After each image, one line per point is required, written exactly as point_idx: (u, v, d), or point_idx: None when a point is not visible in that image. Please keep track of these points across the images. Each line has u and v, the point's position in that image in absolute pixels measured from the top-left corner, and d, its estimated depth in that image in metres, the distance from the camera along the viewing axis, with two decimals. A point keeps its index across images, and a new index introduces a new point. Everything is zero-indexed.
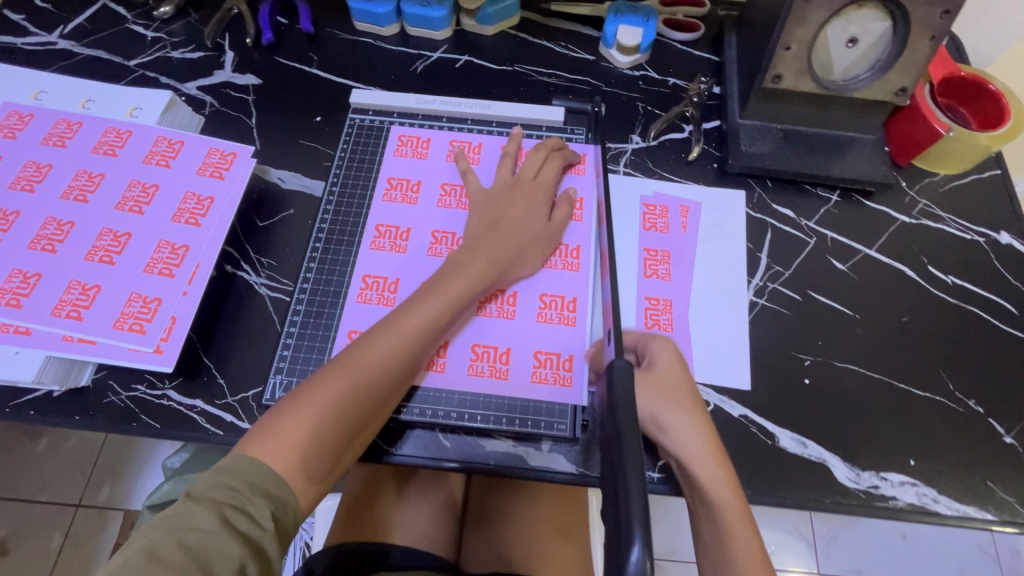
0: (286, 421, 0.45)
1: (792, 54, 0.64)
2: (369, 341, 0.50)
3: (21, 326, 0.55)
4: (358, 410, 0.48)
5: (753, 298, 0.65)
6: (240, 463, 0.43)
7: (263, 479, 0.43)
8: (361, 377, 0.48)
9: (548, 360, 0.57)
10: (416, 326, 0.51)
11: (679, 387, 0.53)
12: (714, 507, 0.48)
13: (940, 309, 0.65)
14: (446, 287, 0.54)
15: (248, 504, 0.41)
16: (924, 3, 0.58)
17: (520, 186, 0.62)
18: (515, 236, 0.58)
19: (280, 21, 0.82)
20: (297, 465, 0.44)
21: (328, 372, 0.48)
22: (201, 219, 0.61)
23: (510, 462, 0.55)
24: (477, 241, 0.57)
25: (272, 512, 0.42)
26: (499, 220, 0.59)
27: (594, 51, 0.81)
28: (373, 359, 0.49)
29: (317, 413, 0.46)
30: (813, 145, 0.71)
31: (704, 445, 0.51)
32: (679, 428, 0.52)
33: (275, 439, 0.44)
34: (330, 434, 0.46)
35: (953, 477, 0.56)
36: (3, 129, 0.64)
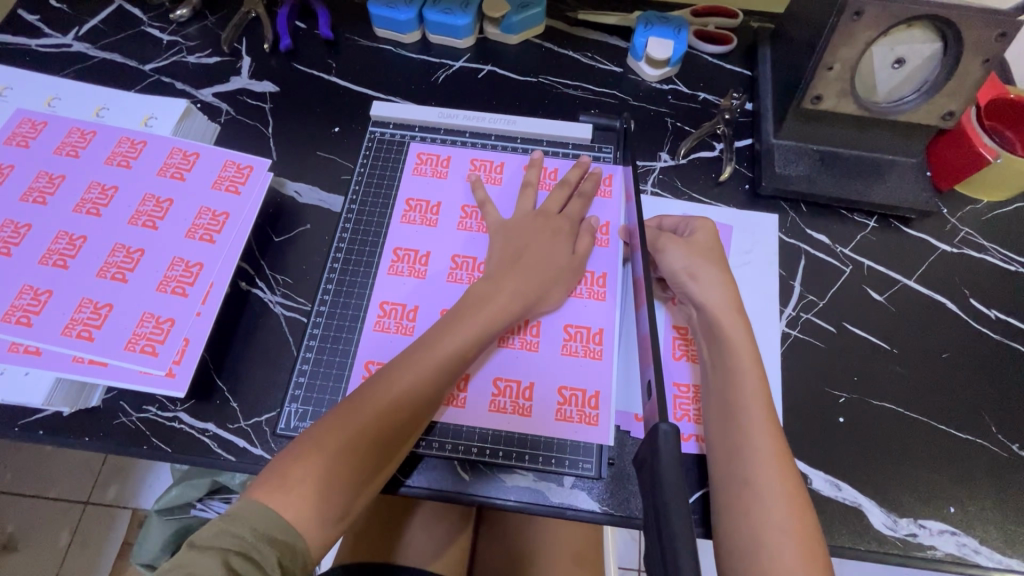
0: (294, 468, 0.43)
1: (834, 74, 0.61)
2: (385, 377, 0.49)
3: (31, 346, 0.53)
4: (372, 451, 0.46)
5: (785, 329, 0.62)
6: (249, 510, 0.41)
7: (274, 526, 0.41)
8: (377, 416, 0.46)
9: (574, 396, 0.55)
10: (435, 360, 0.50)
11: (711, 253, 0.58)
12: (731, 354, 0.52)
13: (982, 346, 0.62)
14: (466, 328, 0.51)
15: (255, 550, 0.40)
16: (979, 24, 0.55)
17: (544, 212, 0.60)
18: (540, 264, 0.56)
19: (299, 26, 0.80)
20: (306, 515, 0.42)
21: (340, 413, 0.46)
22: (216, 236, 0.60)
23: (531, 500, 0.53)
24: (502, 271, 0.55)
25: (279, 559, 0.40)
26: (524, 249, 0.57)
27: (622, 63, 0.78)
28: (391, 397, 0.47)
29: (329, 456, 0.44)
30: (851, 169, 0.68)
31: (728, 299, 0.55)
32: (707, 282, 0.56)
33: (283, 488, 0.42)
34: (342, 477, 0.44)
35: (996, 526, 0.54)
36: (15, 137, 0.63)
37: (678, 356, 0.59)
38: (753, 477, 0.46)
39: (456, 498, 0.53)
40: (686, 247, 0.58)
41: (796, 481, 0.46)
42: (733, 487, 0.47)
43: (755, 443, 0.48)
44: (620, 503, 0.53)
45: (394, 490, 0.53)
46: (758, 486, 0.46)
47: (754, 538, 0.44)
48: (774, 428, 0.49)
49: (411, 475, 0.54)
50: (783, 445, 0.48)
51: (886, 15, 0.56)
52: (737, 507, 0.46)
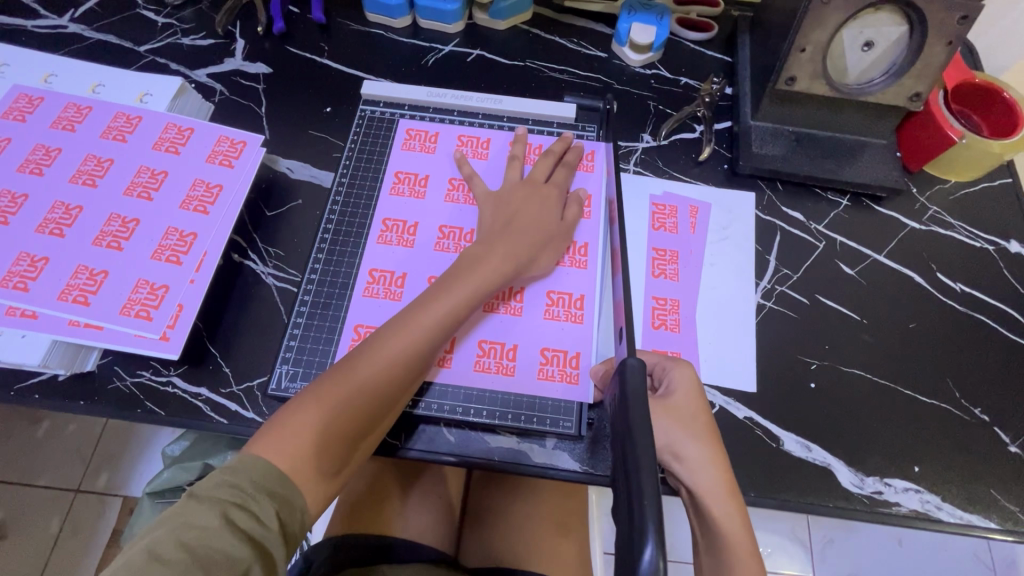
0: (290, 426, 0.45)
1: (807, 57, 0.64)
2: (379, 340, 0.50)
3: (28, 309, 0.54)
4: (367, 412, 0.48)
5: (760, 301, 0.65)
6: (245, 463, 0.43)
7: (269, 475, 0.43)
8: (367, 380, 0.48)
9: (556, 356, 0.58)
10: (426, 322, 0.51)
11: (694, 419, 0.51)
12: (725, 550, 0.47)
13: (947, 317, 0.65)
14: (457, 287, 0.53)
15: (250, 502, 0.41)
16: (942, 9, 0.58)
17: (530, 186, 0.62)
18: (529, 232, 0.58)
19: (292, 10, 0.82)
20: (306, 465, 0.44)
21: (332, 375, 0.48)
22: (210, 207, 0.61)
23: (513, 458, 0.55)
24: (491, 238, 0.57)
25: (276, 512, 0.42)
26: (512, 218, 0.59)
27: (607, 48, 0.81)
28: (380, 360, 0.49)
29: (325, 414, 0.46)
30: (825, 149, 0.71)
31: (719, 481, 0.49)
32: (694, 461, 0.50)
33: (281, 442, 0.44)
34: (338, 432, 0.46)
35: (957, 485, 0.56)
36: (13, 111, 0.64)
37: (656, 325, 0.62)
38: None
39: (445, 462, 0.55)
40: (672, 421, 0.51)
41: None
42: None
43: None
44: (600, 462, 0.55)
45: (390, 453, 0.55)
46: None
47: None
48: None
49: (411, 438, 0.56)
50: None
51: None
52: None
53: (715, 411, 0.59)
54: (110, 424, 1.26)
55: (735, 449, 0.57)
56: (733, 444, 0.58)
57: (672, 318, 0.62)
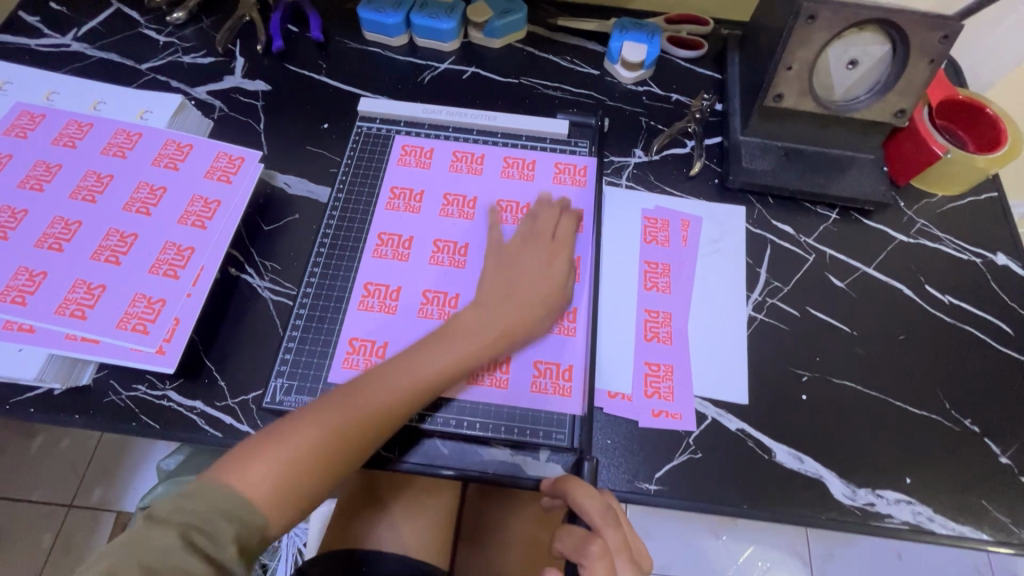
0: (253, 463, 0.45)
1: (793, 74, 0.65)
2: (360, 392, 0.50)
3: (25, 323, 0.55)
4: (333, 461, 0.48)
5: (751, 313, 0.65)
6: (210, 488, 0.44)
7: (236, 504, 0.43)
8: (358, 417, 0.49)
9: (548, 369, 0.59)
10: (430, 365, 0.53)
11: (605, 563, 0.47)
12: None
13: (937, 328, 0.65)
14: (445, 346, 0.54)
15: (212, 528, 0.42)
16: (924, 28, 0.60)
17: (535, 242, 0.62)
18: (529, 300, 0.58)
19: (291, 29, 0.83)
20: (260, 506, 0.44)
21: (322, 406, 0.49)
22: (207, 222, 0.62)
23: (508, 471, 0.56)
24: (489, 304, 0.57)
25: (236, 535, 0.43)
26: (512, 285, 0.59)
27: (599, 66, 0.82)
28: (375, 398, 0.50)
29: (290, 457, 0.46)
30: (813, 164, 0.72)
31: None
32: None
33: (255, 468, 0.45)
34: (302, 476, 0.46)
35: (949, 497, 0.57)
36: (14, 128, 0.65)
37: (649, 337, 0.62)
38: None
39: (442, 476, 0.56)
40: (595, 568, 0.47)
41: None
42: None
43: None
44: None
45: (386, 466, 0.56)
46: None
47: None
48: None
49: (409, 453, 0.56)
50: None
51: (838, 18, 0.60)
52: None
53: (707, 423, 0.59)
54: (104, 439, 1.26)
55: (729, 461, 0.58)
56: (725, 457, 0.58)
57: (664, 331, 0.63)
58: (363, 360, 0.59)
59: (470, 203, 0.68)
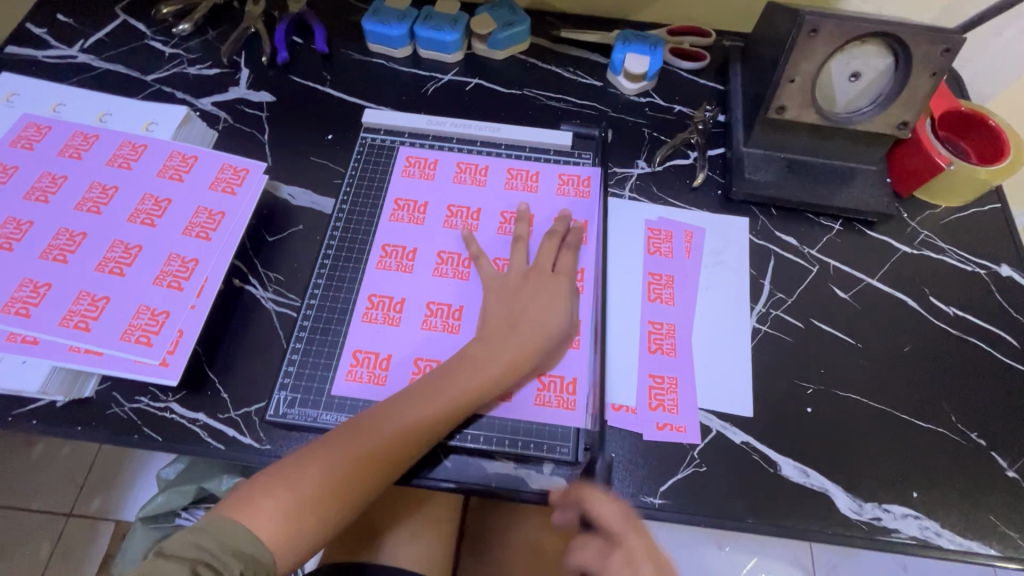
0: (260, 501, 0.46)
1: (796, 86, 0.66)
2: (359, 433, 0.50)
3: (29, 335, 0.55)
4: (332, 505, 0.48)
5: (755, 325, 0.65)
6: (217, 524, 0.45)
7: (244, 540, 0.44)
8: (365, 454, 0.50)
9: (552, 383, 0.59)
10: (440, 400, 0.53)
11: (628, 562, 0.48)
12: None
13: (942, 340, 0.65)
14: (445, 383, 0.54)
15: (220, 560, 0.43)
16: (925, 41, 0.60)
17: (540, 275, 0.61)
18: (535, 335, 0.57)
19: (296, 41, 0.84)
20: (267, 544, 0.45)
21: (329, 441, 0.50)
22: (212, 233, 0.62)
23: (511, 484, 0.56)
24: (495, 341, 0.56)
25: (242, 571, 0.43)
26: (516, 319, 0.58)
27: (602, 77, 0.83)
28: (381, 434, 0.51)
29: (290, 501, 0.47)
30: (816, 175, 0.72)
31: None
32: None
33: (261, 505, 0.46)
34: (302, 521, 0.47)
35: (956, 511, 0.56)
36: (21, 140, 0.66)
37: (652, 349, 0.62)
38: None
39: (446, 489, 0.56)
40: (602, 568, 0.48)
41: None
42: None
43: None
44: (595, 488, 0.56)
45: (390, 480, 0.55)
46: None
47: None
48: None
49: (414, 467, 0.56)
50: None
51: (840, 31, 0.61)
52: None
53: (712, 436, 0.59)
54: (105, 447, 1.25)
55: (734, 475, 0.57)
56: (730, 471, 0.57)
57: (668, 342, 0.63)
58: (366, 372, 0.59)
59: (476, 215, 0.68)
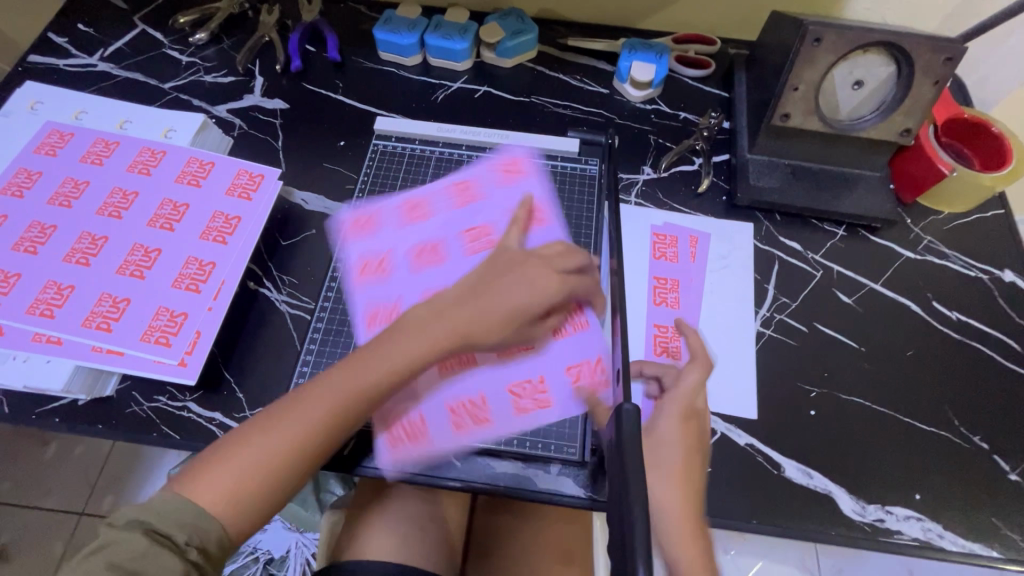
0: (205, 477, 0.46)
1: (800, 94, 0.67)
2: (297, 404, 0.50)
3: (53, 336, 0.57)
4: (278, 479, 0.47)
5: (760, 329, 0.66)
6: (170, 502, 0.44)
7: (190, 514, 0.44)
8: (305, 422, 0.49)
9: (582, 370, 0.59)
10: (386, 366, 0.52)
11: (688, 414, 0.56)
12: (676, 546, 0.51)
13: (944, 344, 0.66)
14: (384, 350, 0.53)
15: (169, 531, 0.43)
16: (928, 50, 0.61)
17: (537, 262, 0.58)
18: (499, 306, 0.55)
19: (309, 49, 0.86)
20: (211, 516, 0.45)
21: (273, 413, 0.49)
22: (228, 237, 0.64)
23: (517, 484, 0.57)
24: (449, 305, 0.55)
25: (189, 541, 0.43)
26: (481, 287, 0.56)
27: (609, 85, 0.84)
28: (320, 401, 0.50)
29: (232, 479, 0.46)
30: (820, 181, 0.73)
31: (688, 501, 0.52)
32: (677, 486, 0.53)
33: (204, 481, 0.46)
34: (244, 496, 0.46)
35: (959, 514, 0.57)
36: (44, 146, 0.68)
37: (659, 352, 0.63)
38: None
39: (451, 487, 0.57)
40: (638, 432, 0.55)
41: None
42: None
43: None
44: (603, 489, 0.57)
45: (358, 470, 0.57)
46: None
47: None
48: None
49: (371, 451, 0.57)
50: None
51: (843, 40, 0.62)
52: None
53: (716, 438, 0.60)
54: (117, 447, 1.27)
55: (738, 477, 0.58)
56: (735, 472, 0.58)
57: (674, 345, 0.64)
58: None
59: (461, 202, 0.70)
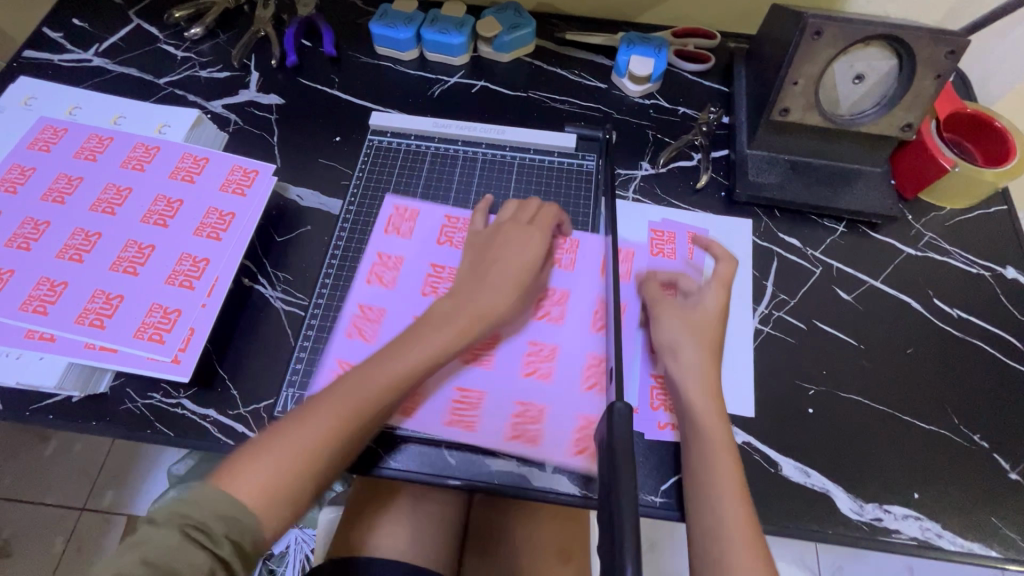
0: (247, 468, 0.45)
1: (800, 88, 0.66)
2: (340, 394, 0.51)
3: (46, 332, 0.57)
4: (319, 467, 0.48)
5: (758, 326, 0.66)
6: (208, 496, 0.44)
7: (230, 507, 0.44)
8: (348, 410, 0.50)
9: (596, 368, 0.61)
10: (422, 352, 0.54)
11: (703, 326, 0.58)
12: (701, 426, 0.53)
13: (944, 342, 0.65)
14: (421, 337, 0.55)
15: (209, 526, 0.42)
16: (930, 43, 0.60)
17: (514, 226, 0.63)
18: (508, 272, 0.59)
19: (305, 44, 0.85)
20: (254, 506, 0.44)
21: (316, 402, 0.50)
22: (222, 234, 0.64)
23: (512, 482, 0.57)
24: (463, 295, 0.58)
25: (229, 535, 0.43)
26: (489, 258, 0.61)
27: (607, 79, 0.83)
28: (365, 388, 0.51)
29: (275, 469, 0.46)
30: (820, 177, 0.72)
31: (706, 384, 0.55)
32: (686, 360, 0.57)
33: (245, 475, 0.45)
34: (286, 484, 0.46)
35: (958, 513, 0.56)
36: (38, 142, 0.68)
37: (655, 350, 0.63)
38: (720, 530, 0.47)
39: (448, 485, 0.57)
40: (677, 317, 0.59)
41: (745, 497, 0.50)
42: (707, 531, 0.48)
43: (722, 497, 0.49)
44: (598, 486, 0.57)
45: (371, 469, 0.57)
46: (721, 517, 0.48)
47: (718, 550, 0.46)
48: (744, 498, 0.49)
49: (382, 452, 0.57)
50: (741, 484, 0.50)
51: (844, 33, 0.61)
52: (710, 532, 0.48)
53: None
54: (117, 443, 1.28)
55: None
56: None
57: None
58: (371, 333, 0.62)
59: (412, 218, 0.70)
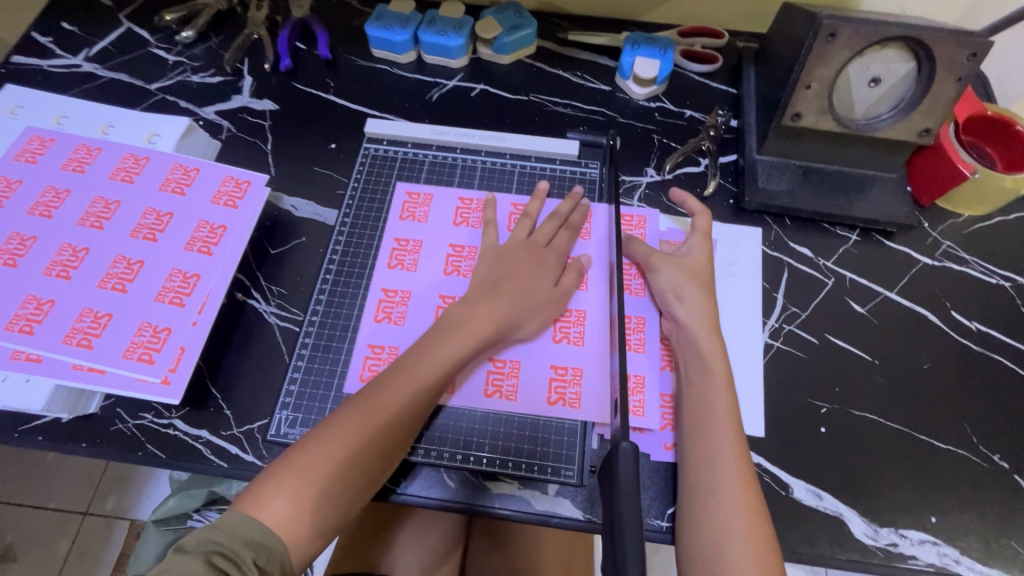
0: (272, 492, 0.45)
1: (813, 92, 0.63)
2: (360, 412, 0.49)
3: (33, 353, 0.55)
4: (343, 488, 0.47)
5: (768, 341, 0.63)
6: (230, 521, 0.43)
7: (256, 532, 0.43)
8: (369, 429, 0.49)
9: (565, 374, 0.59)
10: (432, 369, 0.53)
11: (700, 274, 0.61)
12: (708, 374, 0.55)
13: (963, 357, 0.63)
14: (434, 351, 0.54)
15: (234, 551, 0.41)
16: (952, 45, 0.57)
17: (524, 246, 0.62)
18: (514, 296, 0.58)
19: (299, 46, 0.83)
20: (279, 532, 0.44)
21: (337, 420, 0.49)
22: (214, 248, 0.62)
23: (513, 505, 0.55)
24: (474, 300, 0.57)
25: (255, 560, 0.42)
26: (500, 282, 0.59)
27: (611, 81, 0.81)
28: (385, 406, 0.50)
29: (299, 489, 0.45)
30: (832, 184, 0.70)
31: (708, 317, 0.58)
32: (692, 302, 0.59)
33: (268, 500, 0.44)
34: (313, 507, 0.45)
35: (977, 538, 0.54)
36: (25, 153, 0.66)
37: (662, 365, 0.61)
38: (718, 487, 0.49)
39: (447, 509, 0.55)
40: (676, 266, 0.62)
41: (753, 487, 0.49)
42: (701, 496, 0.49)
43: (722, 457, 0.50)
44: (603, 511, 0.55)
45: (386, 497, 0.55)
46: (722, 496, 0.48)
47: (718, 527, 0.47)
48: (745, 465, 0.50)
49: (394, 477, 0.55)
50: (749, 471, 0.50)
51: (860, 35, 0.58)
52: (705, 512, 0.48)
53: None
54: None
55: None
56: None
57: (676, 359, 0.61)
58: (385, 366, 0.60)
59: (425, 202, 0.69)
